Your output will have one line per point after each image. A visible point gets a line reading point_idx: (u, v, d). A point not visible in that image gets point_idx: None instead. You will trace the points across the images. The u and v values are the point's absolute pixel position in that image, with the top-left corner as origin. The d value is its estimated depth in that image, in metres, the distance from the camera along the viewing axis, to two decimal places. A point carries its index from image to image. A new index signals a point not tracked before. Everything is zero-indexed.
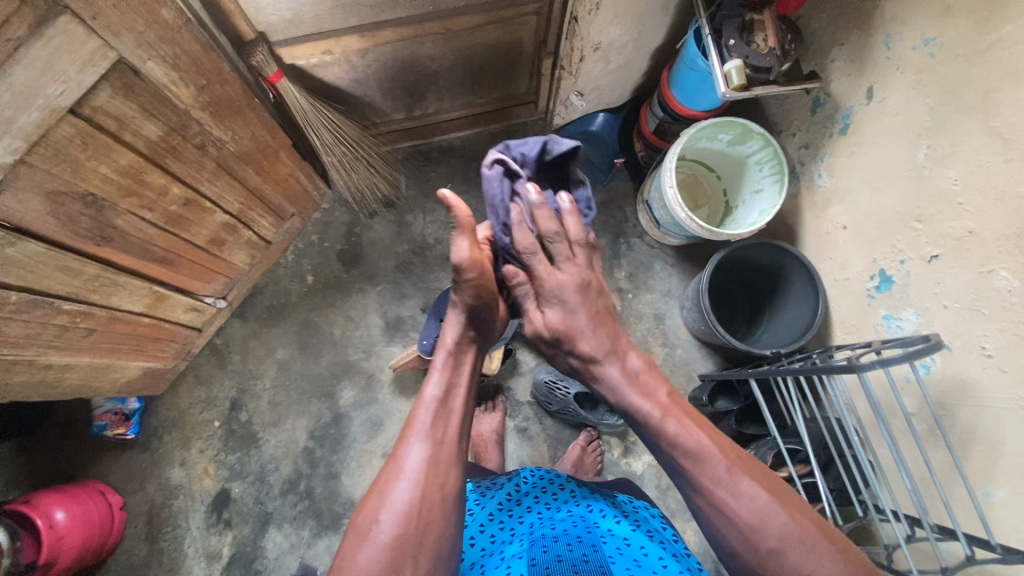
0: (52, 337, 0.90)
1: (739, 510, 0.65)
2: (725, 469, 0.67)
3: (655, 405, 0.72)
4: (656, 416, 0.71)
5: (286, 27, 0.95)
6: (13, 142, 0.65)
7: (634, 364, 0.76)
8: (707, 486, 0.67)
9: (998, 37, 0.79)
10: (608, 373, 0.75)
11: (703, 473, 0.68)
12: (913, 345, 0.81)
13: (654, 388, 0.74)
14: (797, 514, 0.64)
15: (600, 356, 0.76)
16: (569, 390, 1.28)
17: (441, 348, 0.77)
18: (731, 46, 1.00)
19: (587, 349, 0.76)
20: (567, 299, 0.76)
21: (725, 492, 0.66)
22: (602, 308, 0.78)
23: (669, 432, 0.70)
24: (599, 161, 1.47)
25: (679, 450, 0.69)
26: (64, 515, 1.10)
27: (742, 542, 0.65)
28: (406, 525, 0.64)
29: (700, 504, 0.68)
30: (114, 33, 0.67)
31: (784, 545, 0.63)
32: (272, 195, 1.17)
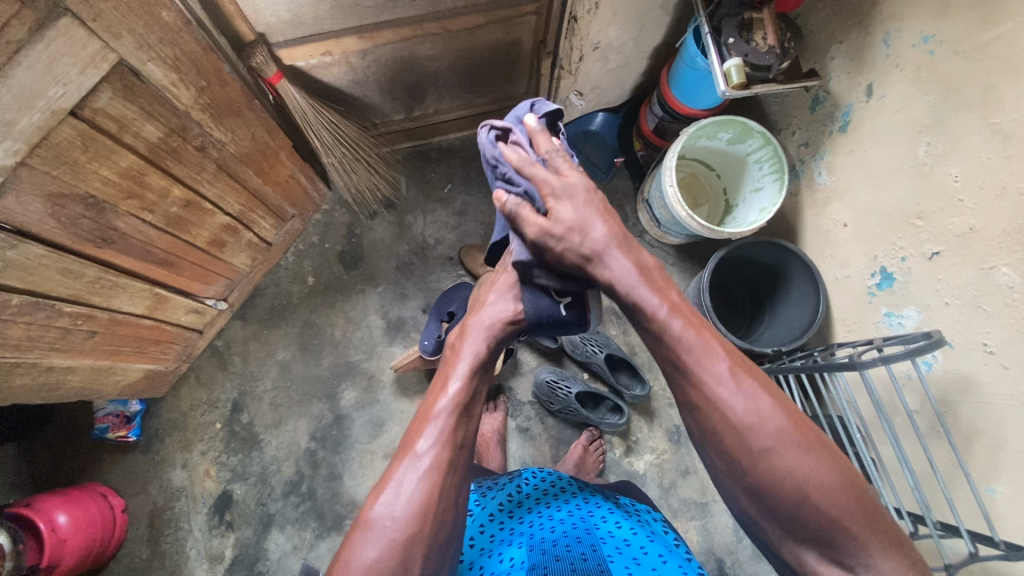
0: (54, 340, 0.90)
1: (739, 407, 0.64)
2: (728, 368, 0.66)
3: (662, 300, 0.69)
4: (664, 310, 0.68)
5: (285, 28, 0.95)
6: (14, 144, 0.65)
7: (644, 261, 0.72)
8: (708, 388, 0.66)
9: (997, 33, 0.79)
10: (619, 267, 0.70)
11: (704, 372, 0.67)
12: (915, 342, 0.80)
13: (664, 288, 0.71)
14: (804, 427, 0.64)
15: (612, 245, 0.71)
16: (572, 390, 1.29)
17: (472, 333, 0.80)
18: (731, 44, 1.00)
19: (599, 240, 0.71)
20: (575, 194, 0.72)
21: (728, 396, 0.65)
22: (631, 243, 0.72)
23: (674, 328, 0.68)
24: (599, 160, 1.45)
25: (682, 344, 0.68)
26: (67, 518, 1.10)
27: (733, 442, 0.65)
28: (418, 523, 0.65)
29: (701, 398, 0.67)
30: (114, 35, 0.67)
31: (781, 445, 0.63)
32: (273, 197, 1.18)
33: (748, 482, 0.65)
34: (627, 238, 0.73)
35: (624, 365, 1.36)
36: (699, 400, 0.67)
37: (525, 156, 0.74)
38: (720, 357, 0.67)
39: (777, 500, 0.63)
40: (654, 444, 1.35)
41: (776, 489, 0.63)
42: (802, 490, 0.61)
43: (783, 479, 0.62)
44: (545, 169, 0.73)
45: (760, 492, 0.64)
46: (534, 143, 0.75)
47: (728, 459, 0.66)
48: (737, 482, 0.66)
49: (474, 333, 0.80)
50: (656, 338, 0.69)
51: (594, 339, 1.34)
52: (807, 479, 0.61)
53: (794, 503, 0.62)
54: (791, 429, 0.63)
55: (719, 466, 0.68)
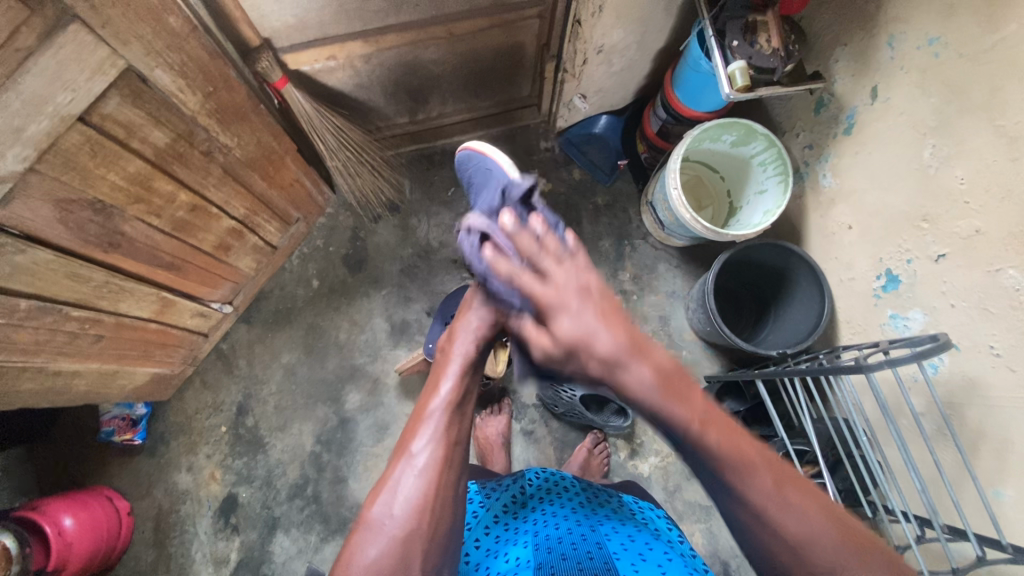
0: (61, 344, 0.91)
1: (792, 526, 0.62)
2: (775, 485, 0.63)
3: (693, 413, 0.65)
4: (695, 426, 0.64)
5: (291, 33, 0.95)
6: (23, 151, 0.65)
7: (662, 361, 0.66)
8: (757, 505, 0.63)
9: (1003, 35, 0.79)
10: (638, 377, 0.65)
11: (750, 489, 0.64)
12: (921, 345, 0.80)
13: (689, 394, 0.66)
14: (851, 533, 0.62)
15: (624, 356, 0.65)
16: (576, 394, 1.23)
17: (462, 332, 0.79)
18: (735, 47, 1.00)
19: (607, 353, 0.65)
20: (567, 304, 0.67)
21: (778, 510, 0.63)
22: (648, 346, 0.67)
23: (711, 441, 0.64)
24: (603, 162, 1.47)
25: (725, 463, 0.64)
26: (73, 521, 1.10)
27: (790, 560, 0.63)
28: (416, 521, 0.65)
29: (749, 511, 0.64)
30: (123, 41, 0.67)
31: (838, 563, 0.61)
32: (278, 201, 1.18)
33: None
34: (641, 339, 0.66)
35: None
36: (748, 518, 0.64)
37: (512, 266, 0.71)
38: (762, 467, 0.64)
39: None
40: (659, 447, 1.35)
41: None
42: None
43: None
44: (532, 276, 0.69)
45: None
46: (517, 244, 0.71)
47: None
48: None
49: (463, 333, 0.79)
50: (695, 453, 0.66)
51: None
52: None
53: None
54: (843, 538, 0.62)
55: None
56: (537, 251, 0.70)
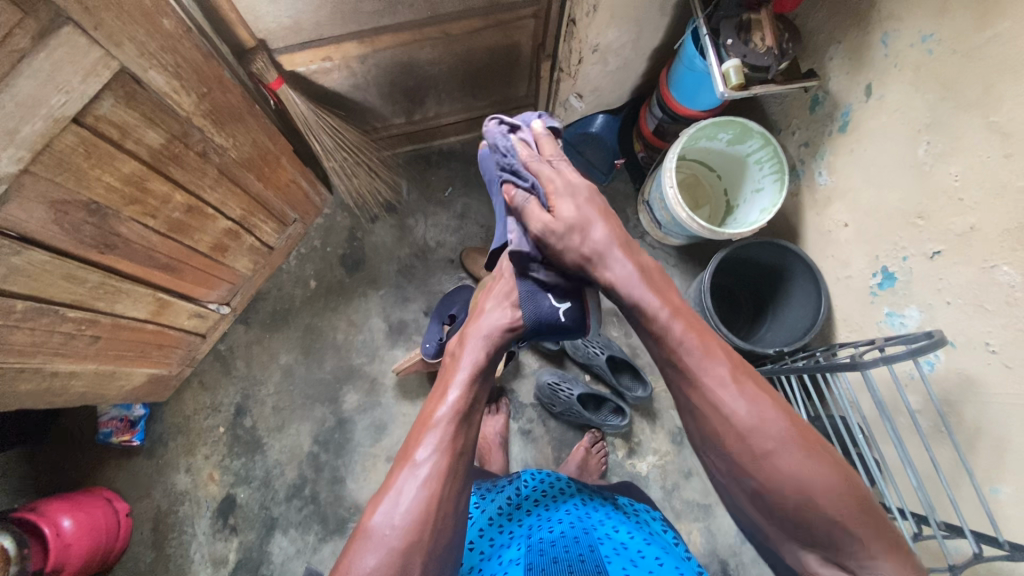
0: (58, 345, 0.91)
1: (742, 411, 0.66)
2: (731, 373, 0.68)
3: (664, 303, 0.72)
4: (664, 314, 0.71)
5: (286, 34, 0.96)
6: (17, 152, 0.65)
7: (644, 262, 0.76)
8: (710, 390, 0.68)
9: (996, 32, 0.79)
10: (620, 268, 0.74)
11: (706, 376, 0.69)
12: (916, 342, 0.80)
13: (663, 290, 0.74)
14: (799, 424, 0.65)
15: (612, 245, 0.76)
16: (573, 391, 1.29)
17: (471, 341, 0.82)
18: (730, 46, 1.00)
19: (598, 240, 0.76)
20: (575, 194, 0.79)
21: (727, 393, 0.67)
22: (632, 245, 0.77)
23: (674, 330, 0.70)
24: (599, 162, 1.45)
25: (685, 350, 0.70)
26: (71, 522, 1.10)
27: (737, 446, 0.66)
28: (417, 532, 0.65)
29: (706, 398, 0.68)
30: (116, 43, 0.68)
31: (783, 447, 0.63)
32: (275, 202, 1.18)
33: (752, 487, 0.66)
34: (630, 241, 0.77)
35: (626, 367, 1.35)
36: (702, 406, 0.69)
37: (533, 158, 0.83)
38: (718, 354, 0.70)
39: (782, 507, 0.63)
40: (657, 446, 1.35)
41: (779, 491, 0.63)
42: (806, 492, 0.62)
43: (787, 480, 0.62)
44: (551, 171, 0.81)
45: (764, 494, 0.64)
46: (541, 151, 0.85)
47: (730, 465, 0.67)
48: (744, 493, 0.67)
49: (472, 342, 0.81)
50: (659, 339, 0.72)
51: (595, 341, 1.34)
52: (810, 482, 0.62)
53: (796, 507, 0.62)
54: (793, 426, 0.65)
55: (722, 474, 0.69)
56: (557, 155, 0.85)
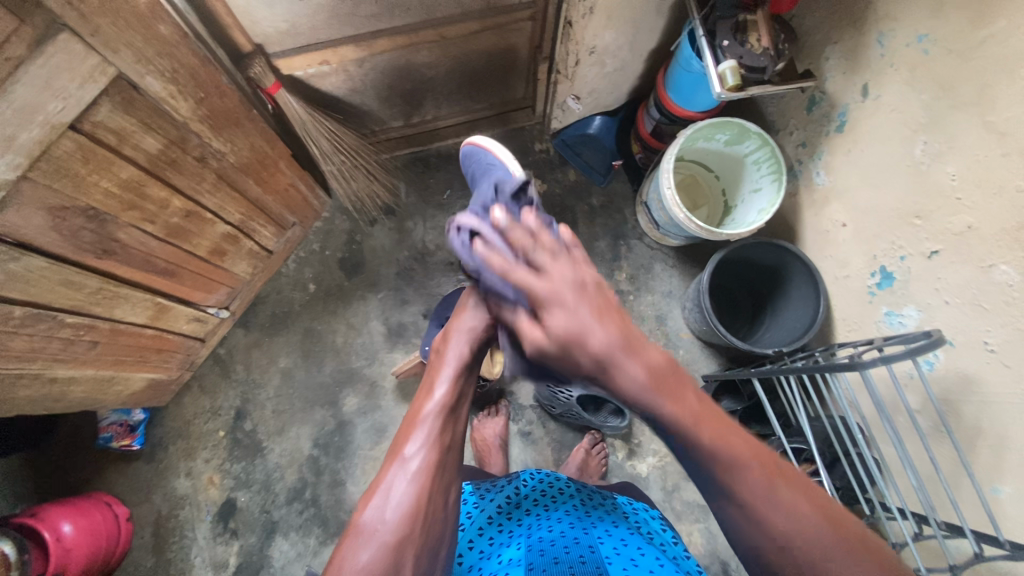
0: (56, 351, 0.91)
1: (781, 522, 0.61)
2: (766, 481, 0.62)
3: (684, 411, 0.63)
4: (688, 420, 0.63)
5: (283, 38, 0.96)
6: (15, 159, 0.65)
7: (655, 360, 0.63)
8: (745, 496, 0.63)
9: (991, 31, 0.79)
10: (629, 378, 0.62)
11: (738, 479, 0.63)
12: (915, 342, 0.80)
13: (679, 391, 0.64)
14: (833, 515, 0.61)
15: (617, 353, 0.61)
16: (572, 393, 1.26)
17: (456, 336, 0.79)
18: (725, 47, 1.01)
19: (600, 349, 0.61)
20: (563, 299, 0.62)
21: (763, 496, 0.62)
22: (645, 343, 0.63)
23: (699, 432, 0.63)
24: (597, 164, 1.47)
25: (715, 457, 0.63)
26: (71, 527, 1.10)
27: (779, 557, 0.61)
28: (408, 527, 0.65)
29: (742, 501, 0.63)
30: (112, 50, 0.68)
31: (828, 554, 0.59)
32: (273, 206, 1.19)
33: None
34: (636, 336, 0.62)
35: None
36: (735, 511, 0.64)
37: (506, 258, 0.67)
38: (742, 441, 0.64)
39: None
40: (657, 447, 1.35)
41: None
42: None
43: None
44: (527, 270, 0.65)
45: None
46: (510, 240, 0.68)
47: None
48: None
49: (456, 338, 0.79)
50: (687, 451, 0.65)
51: None
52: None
53: None
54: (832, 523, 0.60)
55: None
56: (536, 244, 0.66)
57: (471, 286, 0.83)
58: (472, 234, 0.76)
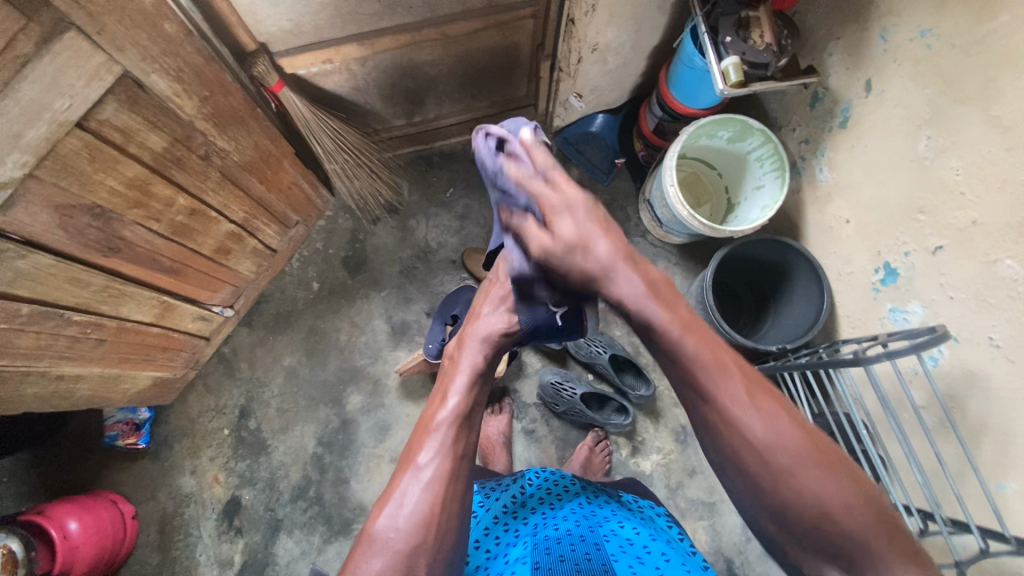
0: (63, 349, 0.92)
1: (758, 429, 0.63)
2: (744, 390, 0.65)
3: (676, 319, 0.65)
4: (677, 331, 0.65)
5: (287, 37, 0.96)
6: (21, 157, 0.66)
7: (652, 275, 0.66)
8: (724, 403, 0.65)
9: (994, 26, 0.79)
10: (628, 285, 0.64)
11: (719, 389, 0.65)
12: (919, 337, 0.80)
13: (673, 303, 0.67)
14: (811, 433, 0.64)
15: (618, 262, 0.64)
16: (576, 391, 1.28)
17: (470, 343, 0.82)
18: (728, 43, 1.00)
19: (603, 256, 0.64)
20: (574, 205, 0.65)
21: (745, 408, 0.64)
22: (642, 261, 0.67)
23: (688, 347, 0.65)
24: (600, 162, 1.47)
25: (699, 363, 0.66)
26: (78, 525, 1.11)
27: (752, 459, 0.63)
28: (421, 535, 0.65)
29: (726, 414, 0.65)
30: (118, 48, 0.68)
31: (799, 463, 0.61)
32: (277, 204, 1.19)
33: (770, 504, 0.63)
34: (635, 254, 0.65)
35: (629, 366, 1.34)
36: (717, 420, 0.66)
37: (523, 170, 0.70)
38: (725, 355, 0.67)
39: (800, 526, 0.61)
40: (661, 444, 1.35)
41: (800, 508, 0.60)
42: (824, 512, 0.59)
43: (802, 495, 0.60)
44: (543, 184, 0.68)
45: (780, 510, 0.62)
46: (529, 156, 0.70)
47: (749, 483, 0.64)
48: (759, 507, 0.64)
49: (469, 347, 0.81)
50: (671, 358, 0.67)
51: (598, 340, 1.34)
52: (828, 501, 0.59)
53: (814, 525, 0.60)
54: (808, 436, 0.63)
55: (737, 488, 0.66)
56: (549, 161, 0.71)
57: (487, 299, 0.87)
58: (497, 144, 0.76)
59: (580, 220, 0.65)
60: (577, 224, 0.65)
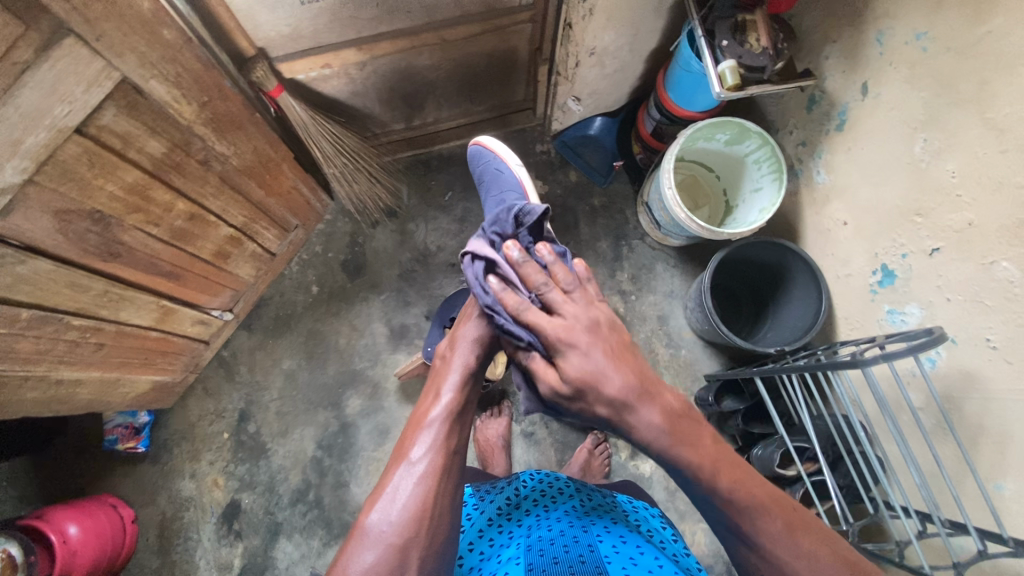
0: (62, 353, 0.92)
1: (796, 565, 0.63)
2: (784, 527, 0.64)
3: (703, 456, 0.66)
4: (706, 468, 0.66)
5: (285, 42, 0.97)
6: (21, 163, 0.66)
7: (669, 403, 0.67)
8: (760, 540, 0.64)
9: (989, 28, 0.80)
10: (644, 417, 0.65)
11: (753, 525, 0.65)
12: (917, 339, 0.79)
13: (698, 436, 0.67)
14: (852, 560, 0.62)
15: (632, 398, 0.65)
16: None
17: (461, 343, 0.82)
18: (725, 47, 1.01)
19: (615, 394, 0.64)
20: (577, 342, 0.66)
21: (779, 540, 0.64)
22: (659, 387, 0.67)
23: (716, 479, 0.65)
24: (599, 165, 1.48)
25: (732, 501, 0.65)
26: (77, 529, 1.11)
27: None
28: (413, 529, 0.65)
29: (761, 545, 0.64)
30: (117, 54, 0.69)
31: None
32: (276, 208, 1.19)
33: None
34: (651, 380, 0.67)
35: None
36: (754, 554, 0.66)
37: (521, 302, 0.71)
38: (757, 485, 0.66)
39: None
40: None
41: None
42: None
43: None
44: (544, 313, 0.70)
45: None
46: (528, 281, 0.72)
47: None
48: None
49: (460, 347, 0.81)
50: (702, 490, 0.67)
51: None
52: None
53: None
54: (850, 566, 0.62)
55: None
56: (547, 286, 0.71)
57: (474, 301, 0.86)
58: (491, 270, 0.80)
59: (587, 357, 0.65)
60: (583, 357, 0.65)
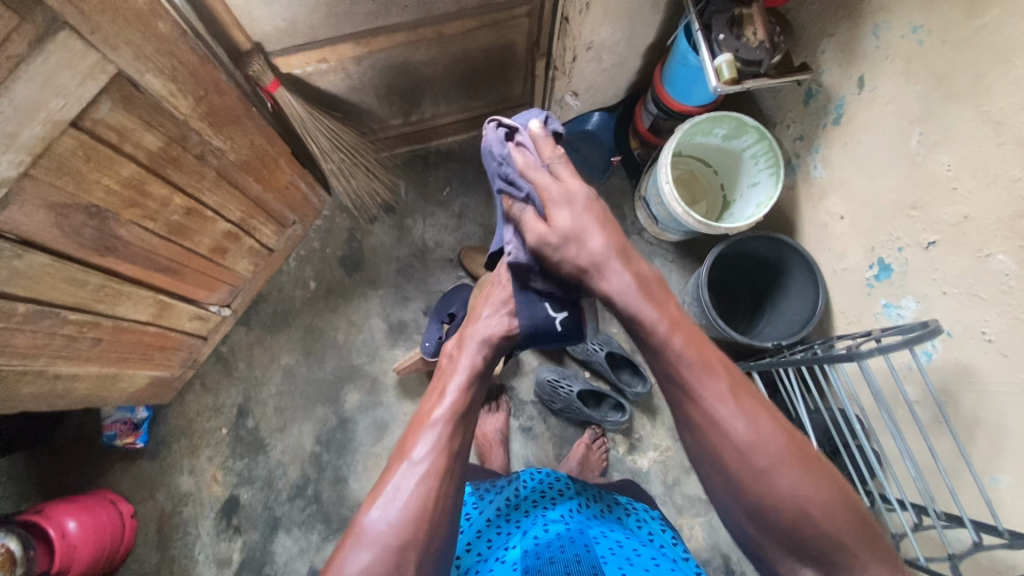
0: (59, 348, 0.92)
1: (740, 430, 0.66)
2: (727, 388, 0.68)
3: (663, 316, 0.72)
4: (663, 328, 0.71)
5: (282, 37, 0.97)
6: (16, 156, 0.66)
7: (642, 272, 0.76)
8: (707, 402, 0.68)
9: (984, 21, 0.80)
10: (618, 278, 0.75)
11: (701, 387, 0.69)
12: (911, 332, 0.80)
13: (662, 301, 0.74)
14: (790, 434, 0.67)
15: (608, 254, 0.77)
16: (573, 388, 1.29)
17: (469, 345, 0.82)
18: (721, 41, 1.01)
19: (595, 249, 0.77)
20: (572, 202, 0.80)
21: (723, 405, 0.67)
22: (633, 257, 0.78)
23: (673, 344, 0.70)
24: (598, 159, 1.46)
25: (685, 362, 0.70)
26: (76, 524, 1.11)
27: (731, 459, 0.66)
28: (412, 530, 0.65)
29: (706, 412, 0.68)
30: (112, 47, 0.69)
31: (777, 464, 0.64)
32: (274, 203, 1.19)
33: (748, 503, 0.65)
34: (627, 252, 0.78)
35: (625, 363, 1.35)
36: (699, 419, 0.69)
37: (531, 163, 0.84)
38: (711, 354, 0.71)
39: (775, 522, 0.64)
40: (658, 441, 1.36)
41: (776, 508, 0.63)
42: (801, 508, 0.62)
43: (787, 499, 0.63)
44: (547, 177, 0.82)
45: (761, 512, 0.64)
46: (539, 153, 0.87)
47: (730, 484, 0.67)
48: (736, 506, 0.67)
49: (469, 346, 0.82)
50: (657, 352, 0.72)
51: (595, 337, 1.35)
52: (806, 498, 0.62)
53: (791, 524, 0.63)
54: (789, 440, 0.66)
55: (717, 489, 0.68)
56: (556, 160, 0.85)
57: (485, 299, 0.88)
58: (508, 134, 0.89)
59: (576, 216, 0.79)
60: (572, 215, 0.79)
